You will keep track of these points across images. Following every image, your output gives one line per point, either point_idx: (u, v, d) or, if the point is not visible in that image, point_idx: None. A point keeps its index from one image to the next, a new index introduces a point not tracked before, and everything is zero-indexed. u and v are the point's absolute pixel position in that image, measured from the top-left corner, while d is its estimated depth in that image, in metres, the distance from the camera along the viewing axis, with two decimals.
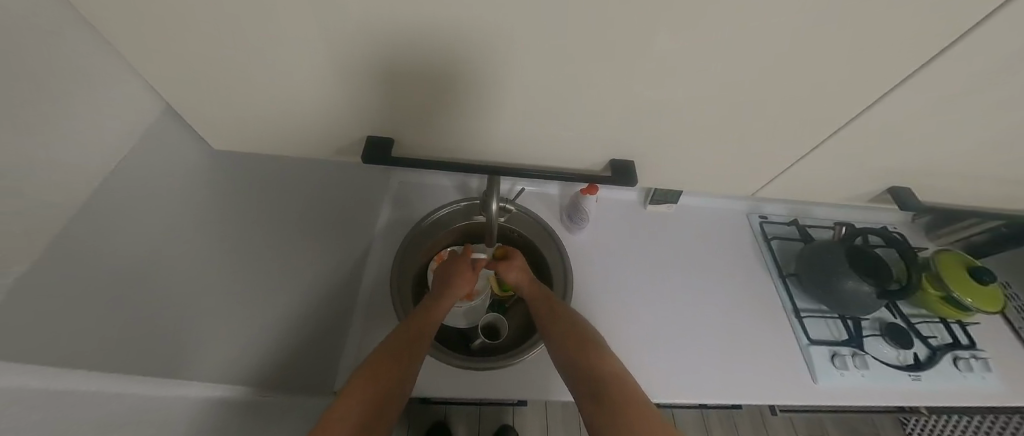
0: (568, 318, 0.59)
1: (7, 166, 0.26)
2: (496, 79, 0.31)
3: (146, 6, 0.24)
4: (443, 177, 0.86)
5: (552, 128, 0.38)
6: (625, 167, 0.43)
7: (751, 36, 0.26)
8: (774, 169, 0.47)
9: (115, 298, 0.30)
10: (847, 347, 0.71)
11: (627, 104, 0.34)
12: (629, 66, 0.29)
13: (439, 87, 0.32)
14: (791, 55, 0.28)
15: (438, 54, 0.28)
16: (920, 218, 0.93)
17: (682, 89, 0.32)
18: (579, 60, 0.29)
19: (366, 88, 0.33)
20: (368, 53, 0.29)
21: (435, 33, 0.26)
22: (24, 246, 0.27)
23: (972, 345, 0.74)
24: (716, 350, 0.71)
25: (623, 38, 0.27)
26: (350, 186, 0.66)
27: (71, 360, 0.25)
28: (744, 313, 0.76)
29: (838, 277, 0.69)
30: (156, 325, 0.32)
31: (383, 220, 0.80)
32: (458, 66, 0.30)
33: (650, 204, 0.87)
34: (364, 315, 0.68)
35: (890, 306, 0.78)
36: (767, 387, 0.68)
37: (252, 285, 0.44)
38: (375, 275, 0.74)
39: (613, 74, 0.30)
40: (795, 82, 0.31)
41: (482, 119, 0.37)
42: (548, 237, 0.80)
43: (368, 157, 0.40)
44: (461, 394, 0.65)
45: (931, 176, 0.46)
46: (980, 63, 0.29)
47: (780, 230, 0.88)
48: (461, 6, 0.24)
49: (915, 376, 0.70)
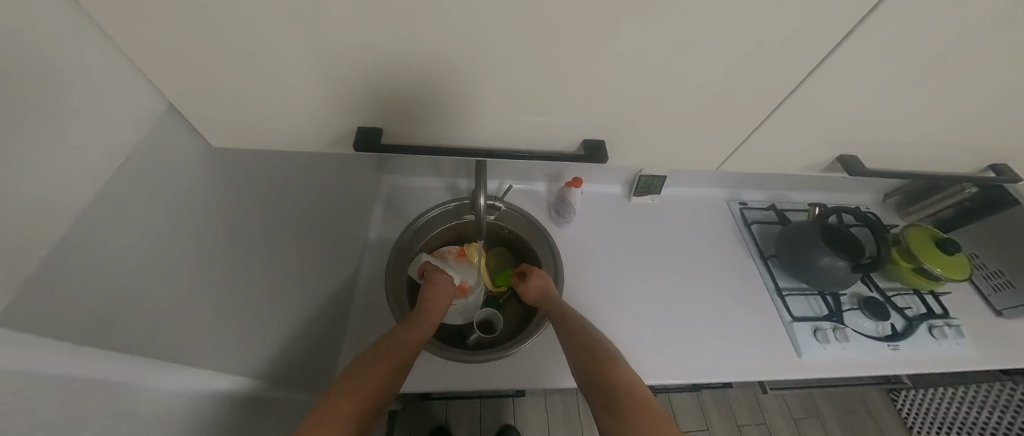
0: (579, 326, 0.62)
1: (70, 172, 0.25)
2: (478, 77, 0.34)
3: (168, 25, 0.27)
4: (432, 179, 0.89)
5: (531, 123, 0.40)
6: (599, 147, 0.43)
7: (707, 24, 0.29)
8: (728, 153, 0.49)
9: (158, 289, 0.32)
10: (828, 322, 0.75)
11: (615, 89, 0.36)
12: (599, 60, 0.32)
13: (424, 86, 0.35)
14: (745, 41, 0.31)
15: (420, 52, 0.31)
16: (892, 198, 0.99)
17: (649, 82, 0.35)
18: (562, 54, 0.32)
19: (362, 86, 0.35)
20: (360, 59, 0.32)
21: (424, 34, 0.29)
22: (93, 229, 0.26)
23: (945, 313, 0.78)
24: (703, 331, 0.74)
25: (592, 32, 0.30)
26: (342, 190, 0.68)
27: (116, 347, 0.27)
28: (730, 296, 0.79)
29: (814, 255, 0.73)
30: (182, 311, 0.34)
31: (376, 223, 0.82)
32: (449, 62, 0.32)
33: (634, 195, 0.90)
34: (360, 317, 0.71)
35: (867, 281, 0.82)
36: (751, 363, 0.70)
37: (254, 287, 0.45)
38: (371, 277, 0.76)
39: (589, 67, 0.33)
40: (752, 68, 0.34)
41: (466, 116, 0.39)
42: (537, 232, 0.83)
43: (359, 146, 0.40)
44: (457, 388, 0.66)
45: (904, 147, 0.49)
46: (937, 29, 0.31)
47: (759, 215, 0.91)
48: (444, 10, 0.27)
49: (894, 345, 0.73)
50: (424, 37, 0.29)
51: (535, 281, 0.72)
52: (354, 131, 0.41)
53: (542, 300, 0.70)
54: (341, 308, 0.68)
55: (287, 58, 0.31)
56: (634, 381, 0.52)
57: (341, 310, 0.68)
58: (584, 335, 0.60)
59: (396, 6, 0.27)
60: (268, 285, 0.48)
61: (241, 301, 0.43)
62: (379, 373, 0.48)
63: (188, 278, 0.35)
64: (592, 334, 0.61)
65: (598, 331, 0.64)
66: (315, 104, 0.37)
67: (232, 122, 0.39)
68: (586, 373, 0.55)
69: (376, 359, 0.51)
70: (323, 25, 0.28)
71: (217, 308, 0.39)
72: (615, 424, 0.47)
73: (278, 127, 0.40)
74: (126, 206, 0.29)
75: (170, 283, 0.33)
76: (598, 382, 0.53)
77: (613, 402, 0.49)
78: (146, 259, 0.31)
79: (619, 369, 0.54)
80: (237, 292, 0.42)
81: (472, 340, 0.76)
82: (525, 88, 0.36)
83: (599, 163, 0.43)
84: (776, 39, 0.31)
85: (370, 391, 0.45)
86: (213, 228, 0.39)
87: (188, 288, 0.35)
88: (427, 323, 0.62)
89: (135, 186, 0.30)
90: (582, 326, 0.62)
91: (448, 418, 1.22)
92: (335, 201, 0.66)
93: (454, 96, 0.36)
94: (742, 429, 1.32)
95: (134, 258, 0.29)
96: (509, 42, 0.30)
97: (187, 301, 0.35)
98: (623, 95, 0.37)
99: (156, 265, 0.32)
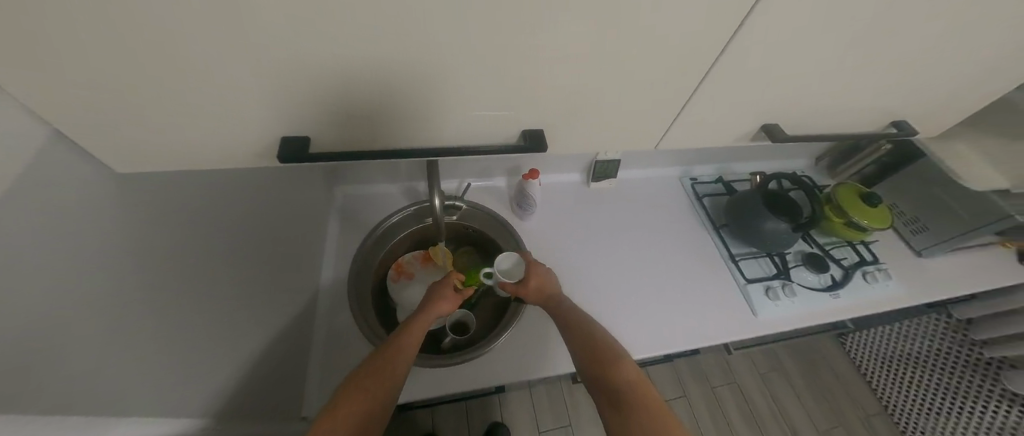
0: (584, 322, 0.61)
1: None
2: (413, 87, 0.33)
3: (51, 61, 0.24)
4: (389, 185, 0.86)
5: (470, 129, 0.40)
6: (535, 137, 0.41)
7: (633, 23, 0.30)
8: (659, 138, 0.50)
9: (96, 338, 0.29)
10: (777, 280, 0.81)
11: (559, 83, 0.36)
12: (534, 64, 0.33)
13: (358, 99, 0.33)
14: (670, 36, 0.32)
15: (348, 67, 0.29)
16: (823, 161, 1.07)
17: (586, 81, 0.36)
18: (496, 60, 0.31)
19: (323, 88, 0.31)
20: (279, 77, 0.29)
21: (347, 53, 0.28)
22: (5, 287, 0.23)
23: (875, 259, 0.86)
24: (669, 303, 0.77)
25: (521, 37, 0.29)
26: (288, 208, 0.64)
27: (59, 407, 0.25)
28: (690, 267, 0.83)
29: (761, 221, 0.78)
30: (125, 359, 0.31)
31: (333, 237, 0.79)
32: (381, 75, 0.31)
33: (593, 182, 0.92)
34: (327, 336, 0.68)
35: (807, 238, 0.90)
36: (714, 328, 0.75)
37: (205, 323, 0.42)
38: (334, 294, 0.73)
39: (526, 70, 0.33)
40: (678, 64, 0.36)
41: (406, 127, 0.38)
42: (502, 227, 0.83)
43: (283, 155, 0.36)
44: (436, 393, 0.65)
45: (831, 126, 0.52)
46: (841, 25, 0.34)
47: (709, 188, 0.97)
48: (364, 28, 0.26)
49: (834, 294, 0.80)
50: (348, 45, 0.27)
51: (536, 282, 0.67)
52: (279, 144, 0.37)
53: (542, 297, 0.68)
54: (301, 332, 0.64)
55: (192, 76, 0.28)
56: (640, 376, 0.53)
57: (303, 333, 0.64)
58: (589, 334, 0.59)
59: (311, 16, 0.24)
60: (223, 320, 0.45)
61: (188, 347, 0.39)
62: (364, 388, 0.47)
63: (126, 325, 0.32)
64: (599, 332, 0.60)
65: (602, 329, 0.63)
66: (235, 121, 0.33)
67: (144, 153, 0.35)
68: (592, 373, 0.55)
69: (367, 372, 0.49)
70: (230, 40, 0.25)
71: (165, 353, 0.36)
72: (624, 423, 0.48)
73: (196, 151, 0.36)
74: (42, 258, 0.26)
75: (101, 343, 0.29)
76: (606, 380, 0.53)
77: (622, 401, 0.50)
78: (76, 307, 0.28)
79: (626, 366, 0.54)
80: (188, 332, 0.40)
81: (447, 342, 0.75)
82: (465, 89, 0.34)
83: (535, 152, 0.41)
84: (698, 35, 0.32)
85: (357, 410, 0.44)
86: (146, 269, 0.36)
87: (128, 336, 0.32)
88: (419, 325, 0.60)
89: (51, 236, 0.27)
90: (587, 322, 0.61)
91: (436, 426, 1.21)
92: (282, 221, 0.62)
93: (394, 102, 0.34)
94: (716, 390, 1.41)
95: (61, 311, 0.27)
96: (438, 54, 0.29)
97: (129, 349, 0.32)
98: (561, 95, 0.37)
99: (86, 319, 0.29)
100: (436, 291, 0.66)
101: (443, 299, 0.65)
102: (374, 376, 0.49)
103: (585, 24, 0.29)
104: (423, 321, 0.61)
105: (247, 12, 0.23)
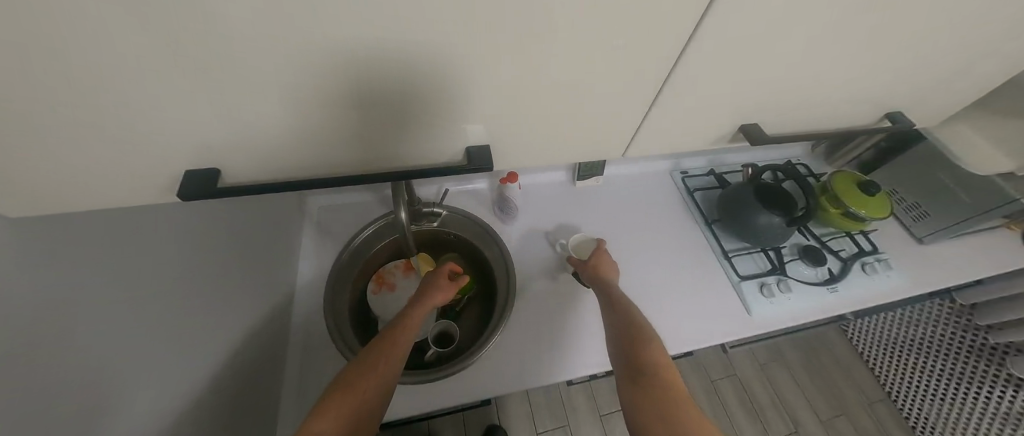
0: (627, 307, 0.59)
1: None
2: (341, 106, 0.29)
3: None
4: (365, 194, 0.83)
5: (417, 145, 0.36)
6: (481, 152, 0.38)
7: (578, 25, 0.26)
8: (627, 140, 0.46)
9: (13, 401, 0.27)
10: (772, 276, 0.78)
11: (506, 93, 0.32)
12: (474, 75, 0.29)
13: (280, 123, 0.30)
14: (624, 36, 0.29)
15: (258, 91, 0.26)
16: (820, 147, 1.03)
17: (537, 89, 0.33)
18: (430, 74, 0.28)
19: (285, 99, 0.27)
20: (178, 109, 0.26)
21: (250, 77, 0.25)
22: None
23: (874, 249, 0.83)
24: (659, 305, 0.74)
25: (451, 49, 0.26)
26: (253, 228, 0.61)
27: None
28: (681, 265, 0.80)
29: (754, 215, 0.74)
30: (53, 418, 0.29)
31: (307, 252, 0.76)
32: (300, 96, 0.27)
33: (578, 181, 0.88)
34: (303, 357, 0.66)
35: (803, 230, 0.86)
36: (706, 329, 0.72)
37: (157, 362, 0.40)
38: (309, 311, 0.71)
39: (467, 82, 0.30)
40: (638, 65, 0.32)
41: (344, 147, 0.34)
42: (483, 232, 0.80)
43: (187, 193, 0.31)
44: (419, 411, 0.62)
45: (819, 120, 0.48)
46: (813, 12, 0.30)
47: (700, 182, 0.93)
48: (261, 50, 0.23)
49: (832, 288, 0.77)
50: (249, 67, 0.24)
51: (594, 260, 0.69)
52: (183, 180, 0.32)
53: (595, 280, 0.67)
54: (274, 355, 0.62)
55: (65, 118, 0.24)
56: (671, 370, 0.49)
57: (276, 356, 0.62)
58: (635, 319, 0.56)
59: (182, 41, 0.21)
60: (179, 355, 0.43)
61: (125, 394, 0.36)
62: (358, 380, 0.45)
63: (56, 377, 0.30)
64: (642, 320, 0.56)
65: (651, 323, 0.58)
66: (138, 157, 0.29)
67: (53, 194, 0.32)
68: (624, 348, 0.53)
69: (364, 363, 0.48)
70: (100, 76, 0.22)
71: (106, 400, 0.34)
72: (641, 396, 0.45)
73: (102, 194, 0.32)
74: None
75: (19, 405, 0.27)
76: (636, 356, 0.50)
77: (645, 377, 0.47)
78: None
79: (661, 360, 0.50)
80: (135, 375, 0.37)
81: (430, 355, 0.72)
82: (402, 104, 0.31)
83: (484, 170, 0.38)
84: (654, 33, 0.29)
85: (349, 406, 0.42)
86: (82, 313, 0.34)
87: (56, 390, 0.30)
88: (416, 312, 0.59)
89: None
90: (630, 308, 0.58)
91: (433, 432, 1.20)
92: (245, 242, 0.59)
93: (344, 117, 0.30)
94: (716, 383, 1.40)
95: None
96: (358, 71, 0.26)
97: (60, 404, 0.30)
98: (513, 105, 0.34)
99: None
100: (433, 280, 0.65)
101: (440, 289, 0.64)
102: (370, 366, 0.47)
103: (521, 25, 0.26)
104: (420, 309, 0.59)
105: (109, 44, 0.20)
